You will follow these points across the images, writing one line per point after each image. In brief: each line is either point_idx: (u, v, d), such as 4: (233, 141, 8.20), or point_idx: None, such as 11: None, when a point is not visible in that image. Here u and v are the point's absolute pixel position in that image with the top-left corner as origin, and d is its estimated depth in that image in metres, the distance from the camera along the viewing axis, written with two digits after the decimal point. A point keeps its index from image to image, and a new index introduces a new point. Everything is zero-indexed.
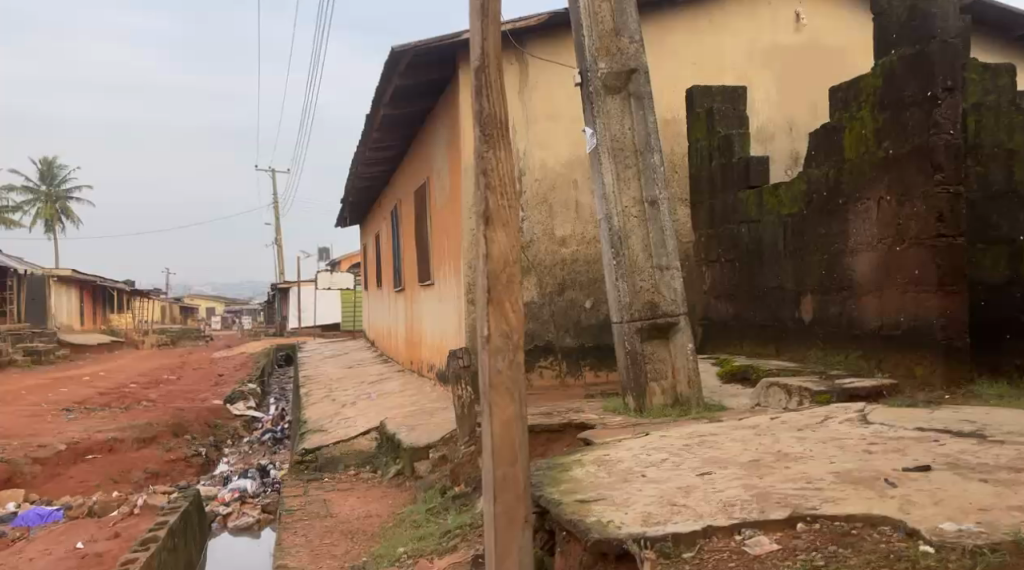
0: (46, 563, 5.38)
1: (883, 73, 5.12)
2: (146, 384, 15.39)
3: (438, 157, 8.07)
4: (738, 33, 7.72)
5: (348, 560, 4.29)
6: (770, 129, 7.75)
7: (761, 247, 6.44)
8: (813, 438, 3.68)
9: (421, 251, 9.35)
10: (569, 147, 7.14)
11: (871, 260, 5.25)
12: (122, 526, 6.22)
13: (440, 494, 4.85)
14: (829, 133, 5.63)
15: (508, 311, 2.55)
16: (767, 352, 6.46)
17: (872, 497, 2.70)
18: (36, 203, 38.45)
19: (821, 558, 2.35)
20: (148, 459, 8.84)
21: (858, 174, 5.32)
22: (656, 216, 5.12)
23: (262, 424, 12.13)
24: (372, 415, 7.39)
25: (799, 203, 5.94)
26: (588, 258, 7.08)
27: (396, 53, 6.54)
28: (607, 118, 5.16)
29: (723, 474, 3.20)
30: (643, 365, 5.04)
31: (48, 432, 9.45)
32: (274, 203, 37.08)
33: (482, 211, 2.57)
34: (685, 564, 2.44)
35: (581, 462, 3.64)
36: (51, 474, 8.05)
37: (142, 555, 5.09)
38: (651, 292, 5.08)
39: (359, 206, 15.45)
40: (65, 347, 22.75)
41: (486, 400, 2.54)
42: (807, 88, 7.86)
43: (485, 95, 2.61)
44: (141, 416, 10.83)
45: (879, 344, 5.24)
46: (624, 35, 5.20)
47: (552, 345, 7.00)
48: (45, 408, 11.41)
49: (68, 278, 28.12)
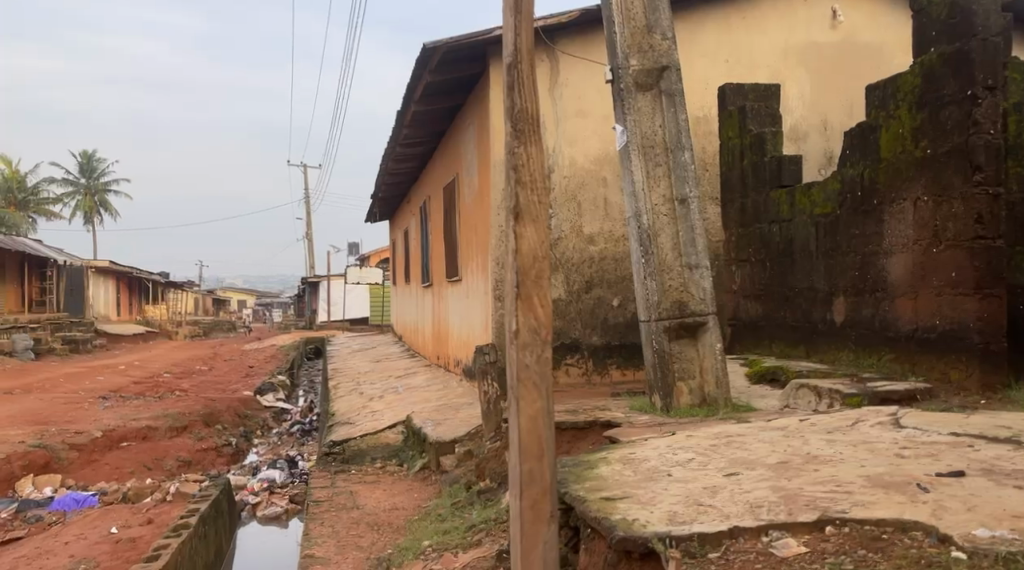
0: (81, 547, 5.52)
1: (922, 72, 5.02)
2: (177, 374, 15.63)
3: (468, 153, 8.10)
4: (771, 31, 7.62)
5: (374, 551, 4.34)
6: (803, 128, 7.66)
7: (793, 247, 6.37)
8: (843, 441, 3.65)
9: (449, 247, 9.39)
10: (598, 144, 7.12)
11: (906, 262, 5.17)
12: (155, 513, 6.35)
13: (465, 489, 4.88)
14: (864, 131, 5.53)
15: (537, 307, 2.56)
16: (797, 354, 6.39)
17: (904, 502, 2.67)
18: (76, 196, 39.34)
19: (850, 562, 2.33)
20: (180, 447, 9.00)
21: (893, 173, 5.23)
22: (686, 215, 5.09)
23: (291, 416, 12.29)
24: (399, 409, 7.46)
25: (833, 203, 5.86)
26: (616, 256, 7.06)
27: (428, 50, 6.58)
28: (638, 115, 5.13)
29: (751, 474, 3.18)
30: (670, 364, 5.02)
31: (84, 419, 9.66)
32: (305, 198, 37.45)
33: (512, 206, 2.57)
34: (711, 564, 2.42)
35: (606, 460, 3.64)
36: (87, 460, 8.23)
37: (173, 541, 5.20)
38: (680, 291, 5.06)
39: (389, 202, 15.55)
40: (101, 338, 23.28)
41: (513, 394, 2.55)
42: (841, 87, 7.75)
43: (516, 90, 2.62)
44: (173, 405, 11.05)
45: (913, 347, 5.15)
46: (656, 32, 5.18)
47: (579, 343, 7.00)
48: (82, 396, 11.69)
49: (104, 269, 28.66)
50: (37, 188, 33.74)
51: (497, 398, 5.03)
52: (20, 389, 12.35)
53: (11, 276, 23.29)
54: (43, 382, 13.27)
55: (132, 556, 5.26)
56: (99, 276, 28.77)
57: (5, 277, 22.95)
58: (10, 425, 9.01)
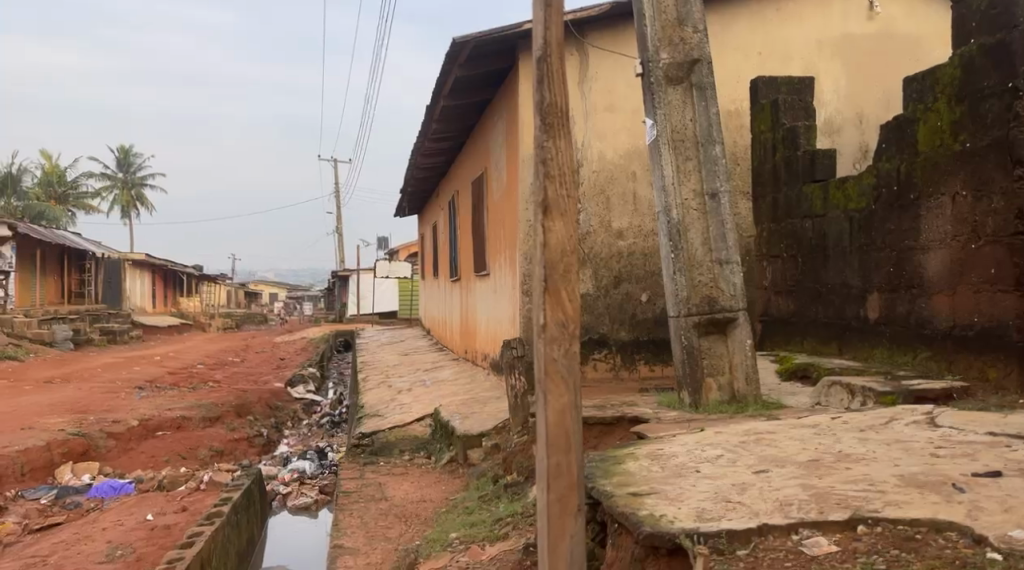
0: (117, 533, 5.65)
1: (962, 63, 4.91)
2: (210, 365, 15.91)
3: (497, 149, 8.11)
4: (806, 24, 7.50)
5: (402, 542, 4.38)
6: (838, 121, 7.53)
7: (826, 243, 6.28)
8: (876, 440, 3.59)
9: (478, 242, 9.41)
10: (627, 138, 7.08)
11: (943, 258, 5.07)
12: (189, 501, 6.48)
13: (492, 482, 4.92)
14: (901, 124, 5.42)
15: (565, 301, 2.55)
16: (829, 351, 6.29)
17: (939, 502, 2.62)
18: (114, 189, 40.07)
19: (882, 562, 2.30)
20: (213, 437, 9.17)
21: (931, 167, 5.13)
22: (716, 210, 5.04)
23: (321, 408, 12.45)
24: (428, 402, 7.52)
25: (867, 198, 5.76)
26: (645, 251, 7.02)
27: (457, 45, 6.59)
28: (668, 108, 5.09)
29: (781, 472, 3.15)
30: (699, 360, 4.97)
31: (121, 408, 9.87)
32: (335, 193, 37.86)
33: (541, 200, 2.56)
34: (740, 562, 2.41)
35: (634, 455, 3.63)
36: (123, 449, 8.42)
37: (207, 529, 5.30)
38: (710, 286, 5.01)
39: (418, 196, 15.64)
40: (137, 329, 23.78)
41: (541, 387, 2.54)
42: (878, 79, 7.60)
43: (545, 84, 2.60)
44: (207, 396, 11.24)
45: (949, 345, 5.06)
46: (688, 25, 5.13)
47: (607, 338, 6.97)
48: (119, 385, 11.96)
49: (141, 261, 29.21)
50: (76, 183, 34.48)
51: (524, 392, 5.05)
52: (60, 378, 12.67)
53: (51, 268, 23.84)
54: (82, 371, 13.59)
55: (167, 543, 5.38)
56: (135, 269, 29.32)
57: (46, 269, 23.50)
58: (51, 414, 9.24)
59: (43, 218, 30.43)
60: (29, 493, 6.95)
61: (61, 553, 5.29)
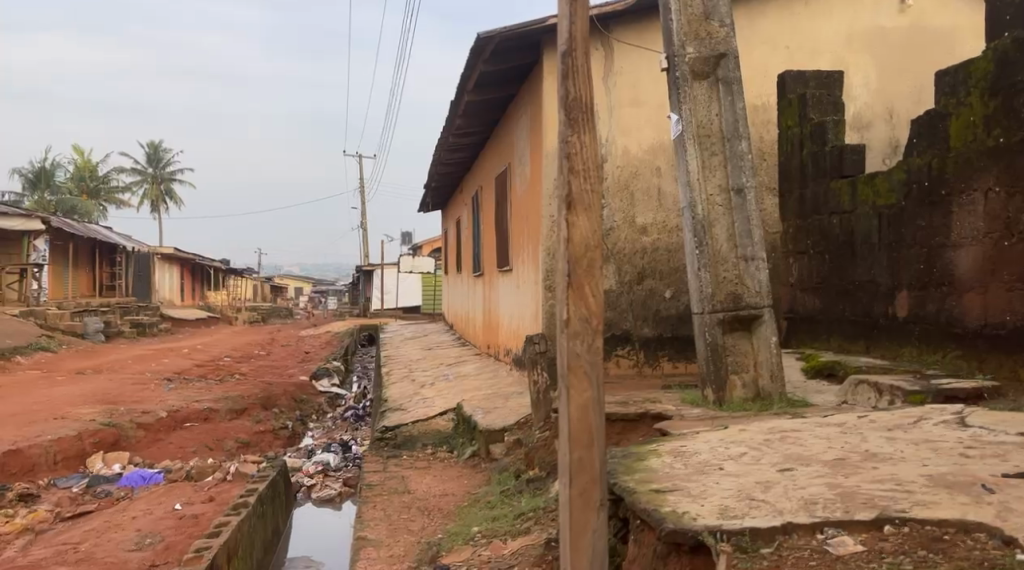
0: (147, 522, 5.75)
1: (995, 57, 4.82)
2: (237, 358, 16.16)
3: (521, 145, 8.11)
4: (837, 15, 7.39)
5: (425, 535, 4.41)
6: (867, 116, 7.42)
7: (854, 239, 6.19)
8: (904, 439, 3.55)
9: (501, 238, 9.42)
10: (652, 133, 7.04)
11: (975, 255, 4.99)
12: (217, 491, 6.58)
13: (514, 477, 4.93)
14: (932, 119, 5.36)
15: (588, 296, 2.54)
16: (856, 349, 6.22)
17: (967, 503, 2.58)
18: (143, 184, 40.63)
19: (909, 563, 2.28)
20: (239, 429, 9.32)
21: (964, 163, 5.03)
22: (742, 205, 5.00)
23: (345, 401, 12.58)
24: (450, 396, 7.56)
25: (897, 194, 5.68)
26: (669, 247, 6.97)
27: (482, 40, 6.59)
28: (694, 103, 5.05)
29: (806, 471, 3.12)
30: (723, 357, 4.94)
31: (151, 399, 10.04)
32: (360, 188, 38.07)
33: (565, 195, 2.56)
34: (763, 560, 2.40)
35: (656, 452, 3.62)
36: (153, 439, 8.56)
37: (234, 519, 5.38)
38: (735, 283, 4.97)
39: (442, 191, 15.70)
40: (166, 321, 24.18)
41: (563, 383, 2.54)
42: (909, 73, 7.47)
43: (570, 79, 2.60)
44: (234, 388, 11.41)
45: (980, 344, 4.97)
46: (714, 19, 5.09)
47: (630, 334, 6.94)
48: (149, 377, 12.18)
49: (170, 254, 29.66)
50: (107, 177, 35.04)
51: (546, 388, 5.05)
52: (92, 369, 12.93)
53: (82, 261, 24.26)
54: (113, 363, 13.85)
55: (195, 532, 5.47)
56: (164, 262, 29.75)
57: (78, 262, 23.92)
58: (84, 404, 9.43)
59: (76, 213, 30.98)
60: (61, 481, 7.09)
61: (93, 541, 5.40)
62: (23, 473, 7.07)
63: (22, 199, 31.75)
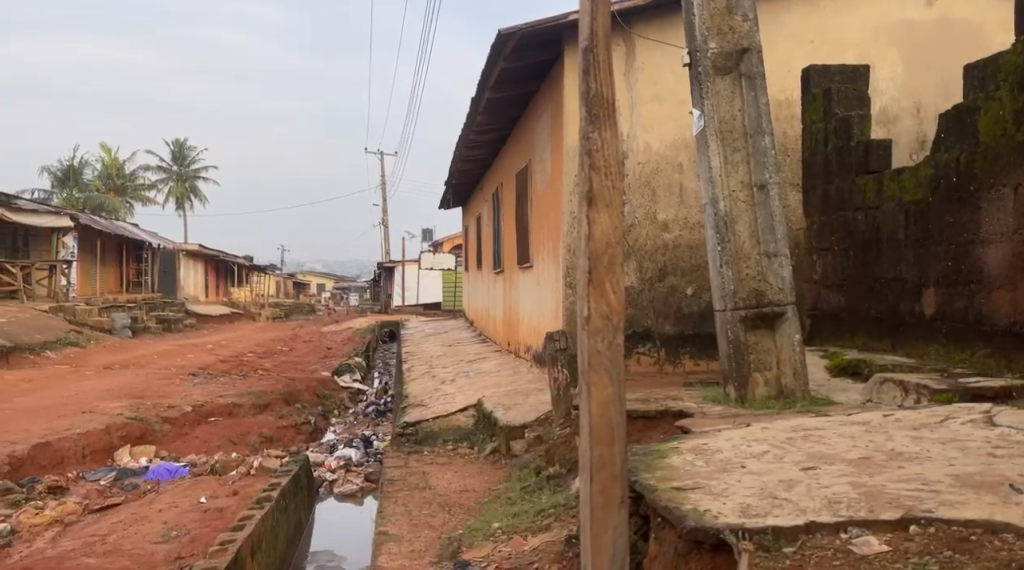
0: (172, 515, 5.82)
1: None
2: (260, 353, 16.31)
3: (542, 142, 8.10)
4: (863, 10, 7.29)
5: (445, 530, 4.43)
6: (894, 110, 7.33)
7: (880, 236, 6.12)
8: (930, 438, 3.50)
9: (522, 235, 9.41)
10: (674, 129, 6.99)
11: (1004, 251, 4.89)
12: (240, 485, 6.65)
13: (535, 474, 4.93)
14: (961, 114, 5.28)
15: (609, 293, 2.53)
16: (882, 346, 6.14)
17: (994, 503, 2.54)
18: (169, 181, 41.15)
19: (935, 563, 2.25)
20: (263, 425, 9.42)
21: (993, 158, 4.94)
22: (765, 202, 4.95)
23: (366, 397, 12.68)
24: (471, 392, 7.58)
25: (924, 190, 5.60)
26: (692, 243, 6.92)
27: (503, 37, 6.59)
28: (716, 98, 5.01)
29: (830, 470, 3.09)
30: (745, 355, 4.89)
31: (176, 394, 10.17)
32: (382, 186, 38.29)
33: (586, 191, 2.55)
34: (786, 558, 2.38)
35: (678, 449, 3.61)
36: (178, 434, 8.67)
37: (257, 513, 5.43)
38: (758, 280, 4.92)
39: (463, 188, 15.74)
40: (191, 317, 24.48)
41: (584, 379, 2.53)
42: (937, 67, 7.35)
43: (591, 75, 2.59)
44: (257, 384, 11.52)
45: (1009, 343, 4.89)
46: (737, 13, 5.05)
47: (651, 331, 6.91)
48: (174, 372, 12.34)
49: (194, 251, 30.01)
50: (133, 174, 35.51)
51: (566, 384, 5.06)
52: (119, 364, 13.13)
53: (110, 258, 24.60)
54: (139, 358, 14.05)
55: (220, 526, 5.53)
56: (188, 258, 30.09)
57: (105, 259, 24.28)
58: (111, 398, 9.57)
59: (103, 209, 31.44)
60: (89, 474, 7.20)
61: (119, 533, 5.47)
62: (51, 467, 7.19)
63: (51, 198, 32.31)
